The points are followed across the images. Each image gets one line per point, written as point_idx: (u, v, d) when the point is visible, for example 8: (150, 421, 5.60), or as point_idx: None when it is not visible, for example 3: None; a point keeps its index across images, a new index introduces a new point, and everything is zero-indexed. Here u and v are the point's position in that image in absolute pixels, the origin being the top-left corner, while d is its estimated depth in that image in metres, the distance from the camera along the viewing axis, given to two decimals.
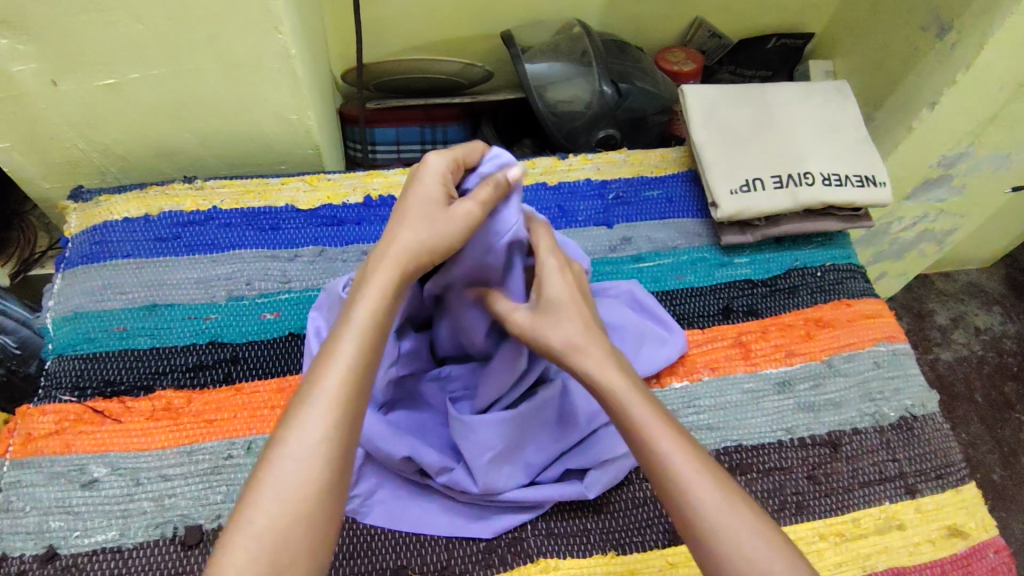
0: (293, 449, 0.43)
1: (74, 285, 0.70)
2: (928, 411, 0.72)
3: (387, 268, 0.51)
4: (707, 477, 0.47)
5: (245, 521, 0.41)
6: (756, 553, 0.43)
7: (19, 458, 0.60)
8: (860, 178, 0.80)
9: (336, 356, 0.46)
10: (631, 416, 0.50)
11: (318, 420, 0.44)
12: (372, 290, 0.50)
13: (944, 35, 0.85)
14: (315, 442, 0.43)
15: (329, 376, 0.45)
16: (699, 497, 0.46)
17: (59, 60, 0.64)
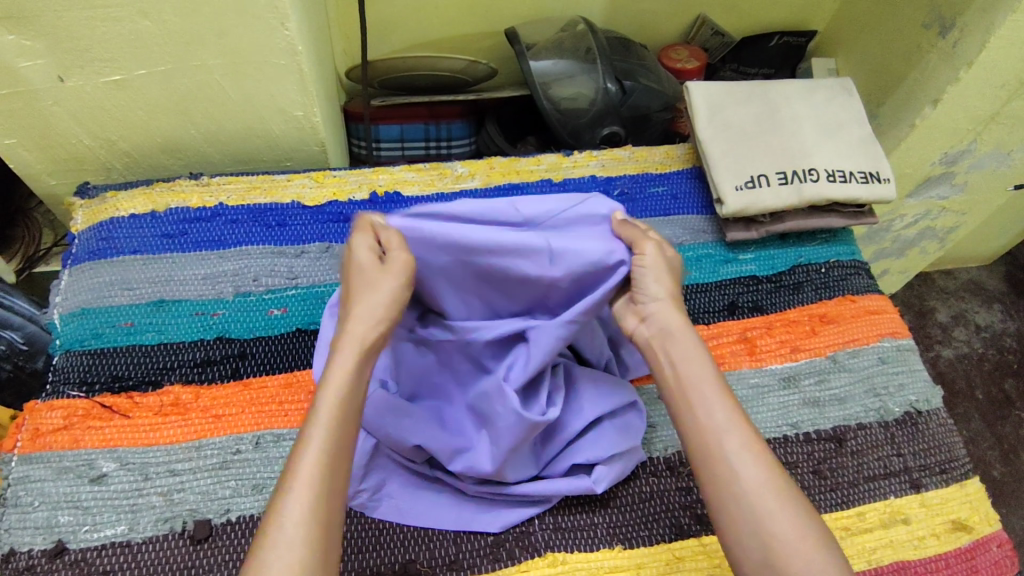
0: (284, 531, 0.42)
1: (81, 281, 0.70)
2: (932, 407, 0.72)
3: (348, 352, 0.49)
4: (750, 452, 0.48)
5: (278, 525, 0.42)
6: (790, 524, 0.45)
7: (27, 452, 0.61)
8: (865, 175, 0.80)
9: (312, 440, 0.45)
10: (696, 373, 0.52)
11: (298, 502, 0.43)
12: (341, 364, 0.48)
13: (947, 32, 0.85)
14: (304, 522, 0.42)
15: (311, 457, 0.44)
16: (744, 460, 0.48)
17: (65, 57, 0.64)
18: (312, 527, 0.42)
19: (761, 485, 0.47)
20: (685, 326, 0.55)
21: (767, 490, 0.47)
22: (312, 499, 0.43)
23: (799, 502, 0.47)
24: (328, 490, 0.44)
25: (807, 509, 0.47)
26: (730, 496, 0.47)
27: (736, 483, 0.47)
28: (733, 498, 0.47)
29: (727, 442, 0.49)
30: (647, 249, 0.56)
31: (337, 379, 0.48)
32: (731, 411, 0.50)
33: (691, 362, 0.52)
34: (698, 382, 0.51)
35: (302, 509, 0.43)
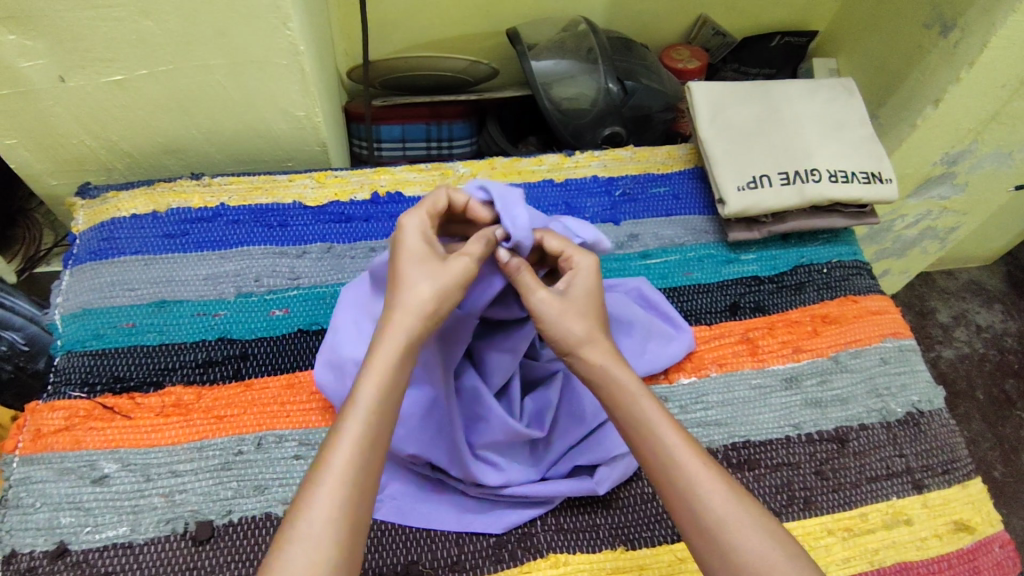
0: (309, 530, 0.41)
1: (82, 282, 0.70)
2: (934, 407, 0.72)
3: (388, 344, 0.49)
4: (714, 481, 0.47)
5: (302, 526, 0.42)
6: (764, 551, 0.44)
7: (29, 453, 0.60)
8: (867, 175, 0.80)
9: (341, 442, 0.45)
10: (639, 413, 0.51)
11: (328, 501, 0.42)
12: (377, 363, 0.48)
13: (949, 32, 0.85)
14: (327, 520, 0.42)
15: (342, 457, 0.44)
16: (707, 493, 0.47)
17: (66, 57, 0.64)
18: (337, 524, 0.42)
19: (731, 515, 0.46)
20: (619, 361, 0.54)
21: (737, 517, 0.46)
22: (337, 497, 0.43)
23: (772, 524, 0.46)
24: (353, 489, 0.43)
25: (779, 528, 0.46)
26: (702, 536, 0.46)
27: (705, 519, 0.46)
28: (707, 536, 0.46)
29: (685, 480, 0.47)
30: (539, 297, 0.54)
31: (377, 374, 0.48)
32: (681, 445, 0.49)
33: (635, 401, 0.51)
34: (642, 422, 0.50)
35: (329, 505, 0.42)
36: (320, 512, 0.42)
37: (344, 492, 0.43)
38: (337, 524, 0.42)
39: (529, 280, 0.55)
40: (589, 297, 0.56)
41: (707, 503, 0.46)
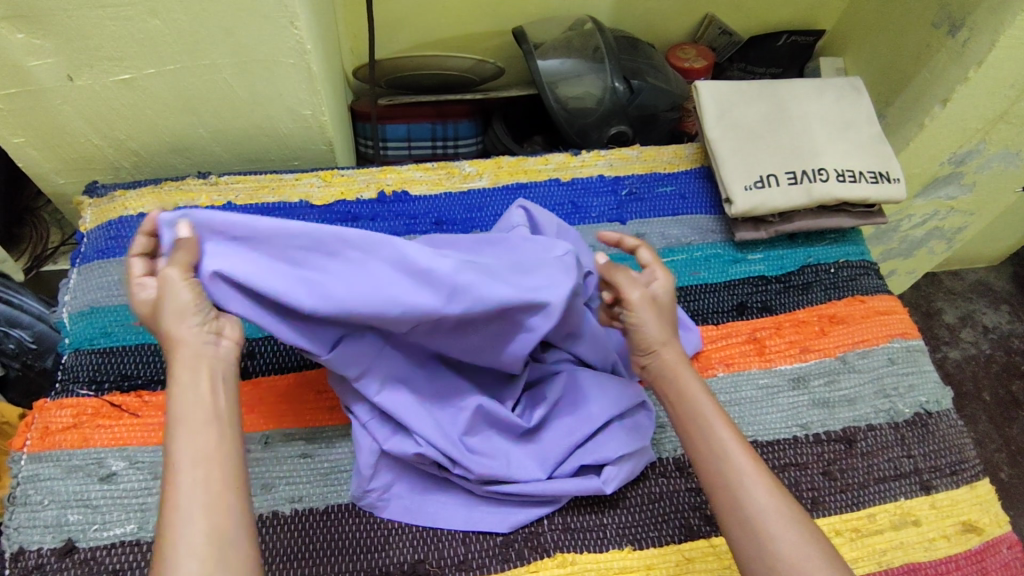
0: (183, 542, 0.41)
1: (90, 280, 0.71)
2: (943, 408, 0.72)
3: (181, 380, 0.47)
4: (756, 478, 0.50)
5: (180, 545, 0.41)
6: (798, 546, 0.47)
7: (37, 451, 0.61)
8: (874, 175, 0.80)
9: (179, 471, 0.43)
10: (698, 408, 0.55)
11: (194, 518, 0.42)
12: (180, 394, 0.46)
13: (957, 32, 0.85)
14: (201, 533, 0.41)
15: (183, 476, 0.43)
16: (751, 485, 0.50)
17: (76, 57, 0.64)
18: (214, 532, 0.42)
19: (771, 507, 0.49)
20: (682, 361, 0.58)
21: (773, 511, 0.48)
22: (203, 516, 0.42)
23: (806, 521, 0.48)
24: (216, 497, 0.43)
25: (817, 530, 0.48)
26: (741, 526, 0.49)
27: (745, 509, 0.49)
28: (744, 524, 0.49)
29: (733, 470, 0.51)
30: (635, 300, 0.58)
31: (182, 398, 0.46)
32: (732, 441, 0.52)
33: (694, 397, 0.55)
34: (699, 417, 0.54)
35: (199, 525, 0.42)
36: (190, 533, 0.41)
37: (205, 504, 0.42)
38: (220, 535, 0.42)
39: (624, 280, 0.59)
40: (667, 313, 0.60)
41: (749, 493, 0.49)
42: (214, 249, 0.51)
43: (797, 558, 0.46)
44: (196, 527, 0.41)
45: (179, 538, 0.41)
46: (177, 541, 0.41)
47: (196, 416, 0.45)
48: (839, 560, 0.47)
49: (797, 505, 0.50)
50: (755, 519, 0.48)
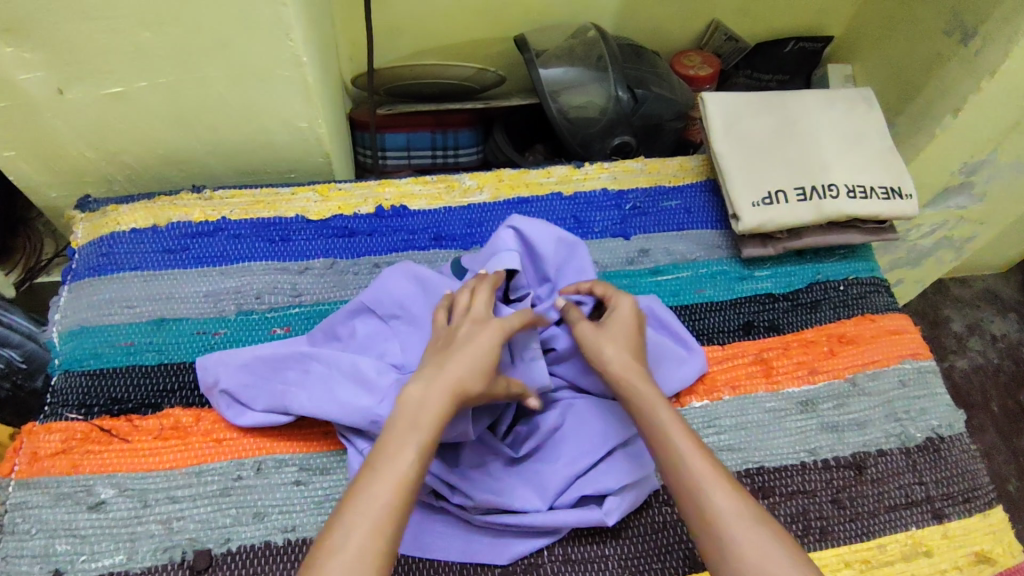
0: (350, 541, 0.44)
1: (80, 298, 0.69)
2: (955, 432, 0.70)
3: (433, 397, 0.51)
4: (720, 483, 0.49)
5: (339, 543, 0.44)
6: (764, 548, 0.46)
7: (24, 478, 0.59)
8: (886, 190, 0.78)
9: (382, 476, 0.47)
10: (653, 417, 0.54)
11: (360, 528, 0.44)
12: (426, 408, 0.50)
13: (970, 40, 0.83)
14: (364, 543, 0.44)
15: (381, 480, 0.46)
16: (710, 490, 0.49)
17: (66, 69, 0.63)
18: (378, 546, 0.44)
19: (731, 510, 0.48)
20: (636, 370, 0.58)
21: (734, 514, 0.47)
22: (371, 535, 0.44)
23: (768, 523, 0.47)
24: (391, 521, 0.45)
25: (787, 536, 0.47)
26: (706, 531, 0.48)
27: (708, 513, 0.48)
28: (710, 531, 0.48)
29: (694, 475, 0.50)
30: (581, 328, 0.61)
31: (421, 416, 0.50)
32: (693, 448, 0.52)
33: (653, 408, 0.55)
34: (660, 428, 0.53)
35: (364, 533, 0.44)
36: (357, 547, 0.43)
37: (384, 529, 0.45)
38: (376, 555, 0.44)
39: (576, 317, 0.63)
40: (629, 337, 0.60)
41: (708, 496, 0.48)
42: (218, 391, 0.62)
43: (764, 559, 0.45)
44: (366, 537, 0.44)
45: (351, 536, 0.44)
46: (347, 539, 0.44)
47: (426, 441, 0.49)
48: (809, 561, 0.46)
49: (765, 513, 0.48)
50: (717, 524, 0.47)
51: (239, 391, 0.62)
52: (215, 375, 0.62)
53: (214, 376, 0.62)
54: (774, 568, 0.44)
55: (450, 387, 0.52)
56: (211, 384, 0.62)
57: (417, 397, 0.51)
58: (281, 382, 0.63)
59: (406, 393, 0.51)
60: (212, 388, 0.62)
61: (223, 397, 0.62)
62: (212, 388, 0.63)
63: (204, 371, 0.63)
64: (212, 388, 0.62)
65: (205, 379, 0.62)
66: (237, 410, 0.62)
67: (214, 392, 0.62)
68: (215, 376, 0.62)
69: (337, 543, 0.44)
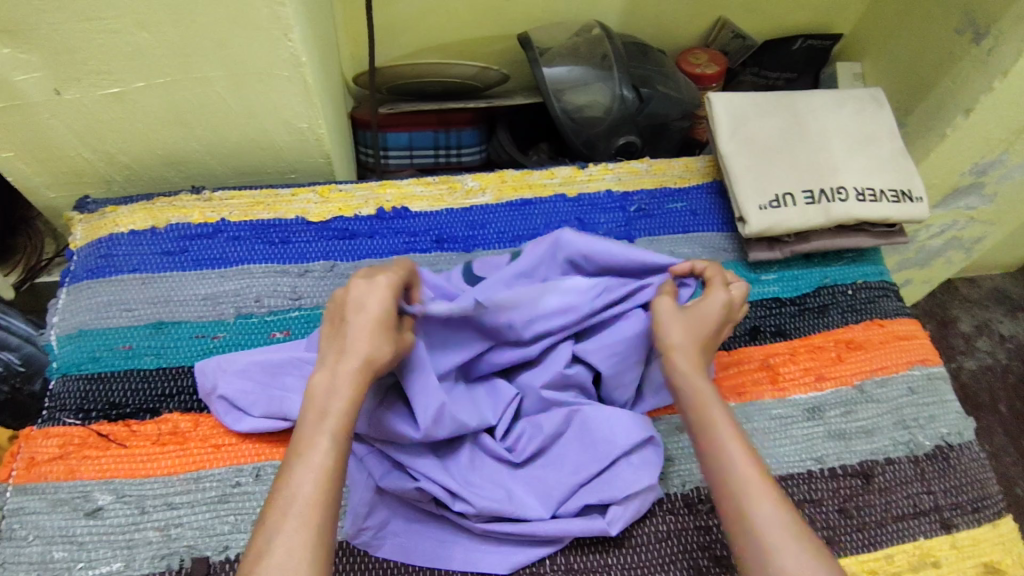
0: (282, 538, 0.43)
1: (78, 301, 0.68)
2: (965, 440, 0.69)
3: (341, 382, 0.50)
4: (767, 492, 0.49)
5: (269, 542, 0.43)
6: (804, 562, 0.46)
7: (22, 483, 0.59)
8: (896, 193, 0.76)
9: (304, 470, 0.46)
10: (705, 415, 0.54)
11: (293, 524, 0.44)
12: (334, 394, 0.50)
13: (982, 39, 0.82)
14: (299, 539, 0.43)
15: (304, 472, 0.46)
16: (756, 496, 0.49)
17: (62, 70, 0.62)
18: (312, 539, 0.43)
19: (776, 520, 0.48)
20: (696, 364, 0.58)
21: (773, 521, 0.48)
22: (300, 531, 0.44)
23: (812, 538, 0.47)
24: (321, 513, 0.45)
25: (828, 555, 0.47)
26: (743, 537, 0.48)
27: (749, 520, 0.48)
28: (749, 538, 0.48)
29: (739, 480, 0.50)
30: (662, 307, 0.60)
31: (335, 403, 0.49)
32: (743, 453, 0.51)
33: (706, 406, 0.54)
34: (712, 427, 0.53)
35: (296, 529, 0.44)
36: (286, 544, 0.43)
37: (314, 522, 0.44)
38: (309, 547, 0.43)
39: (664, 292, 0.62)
40: (709, 325, 0.60)
41: (753, 503, 0.48)
42: (214, 397, 0.62)
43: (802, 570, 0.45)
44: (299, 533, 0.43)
45: (279, 533, 0.43)
46: (275, 537, 0.43)
47: (338, 427, 0.48)
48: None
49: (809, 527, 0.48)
50: (756, 529, 0.48)
51: (230, 396, 0.61)
52: (208, 380, 0.62)
53: (209, 382, 0.62)
54: None
55: (355, 370, 0.50)
56: (208, 389, 0.62)
57: (322, 385, 0.50)
58: (279, 389, 0.62)
59: (311, 383, 0.51)
60: (209, 395, 0.62)
61: (220, 402, 0.62)
62: (209, 395, 0.62)
63: (201, 377, 0.63)
64: (208, 395, 0.62)
65: (201, 384, 0.62)
66: (235, 417, 0.62)
67: (211, 398, 0.62)
68: (209, 381, 0.62)
69: (267, 542, 0.43)
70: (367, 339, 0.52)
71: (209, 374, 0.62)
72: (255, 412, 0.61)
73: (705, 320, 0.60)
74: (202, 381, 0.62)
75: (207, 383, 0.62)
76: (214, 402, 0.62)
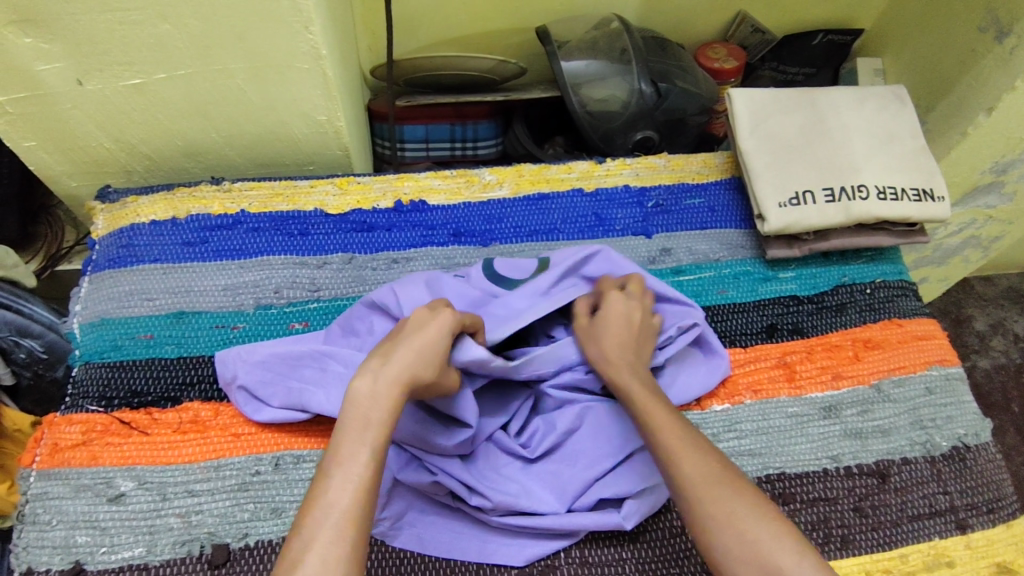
0: (317, 555, 0.42)
1: (100, 290, 0.69)
2: (982, 441, 0.68)
3: (385, 395, 0.48)
4: (691, 449, 0.51)
5: (300, 561, 0.42)
6: (730, 509, 0.47)
7: (46, 468, 0.59)
8: (917, 192, 0.76)
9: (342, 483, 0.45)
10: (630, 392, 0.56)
11: (327, 541, 0.43)
12: (374, 410, 0.48)
13: (1005, 38, 0.81)
14: (336, 559, 0.42)
15: (342, 486, 0.45)
16: (679, 455, 0.50)
17: (86, 61, 0.62)
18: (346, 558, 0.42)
19: (699, 473, 0.49)
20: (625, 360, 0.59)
21: (693, 471, 0.49)
22: (336, 547, 0.42)
23: (738, 485, 0.48)
24: (357, 532, 0.44)
25: (763, 503, 0.48)
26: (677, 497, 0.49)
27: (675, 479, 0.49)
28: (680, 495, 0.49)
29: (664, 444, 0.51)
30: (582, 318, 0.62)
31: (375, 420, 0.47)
32: (668, 420, 0.53)
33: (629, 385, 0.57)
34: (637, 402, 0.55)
35: (331, 546, 0.42)
36: (320, 559, 0.42)
37: (351, 536, 0.43)
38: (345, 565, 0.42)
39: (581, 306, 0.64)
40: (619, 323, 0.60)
41: (677, 462, 0.50)
42: (234, 387, 0.62)
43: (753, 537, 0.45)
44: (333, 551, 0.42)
45: (311, 550, 0.42)
46: (308, 554, 0.42)
47: (380, 441, 0.47)
48: (797, 535, 0.46)
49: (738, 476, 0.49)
50: (683, 484, 0.49)
51: (251, 386, 0.62)
52: (229, 369, 0.63)
53: (229, 372, 0.63)
54: (744, 529, 0.46)
55: (401, 385, 0.49)
56: (228, 378, 0.63)
57: (366, 393, 0.48)
58: (298, 380, 0.62)
59: (354, 389, 0.49)
60: (228, 385, 0.63)
61: (241, 393, 0.62)
62: (229, 385, 0.63)
63: (221, 365, 0.63)
64: (228, 384, 0.63)
65: (221, 371, 0.63)
66: (252, 407, 0.62)
67: (230, 388, 0.63)
68: (230, 371, 0.63)
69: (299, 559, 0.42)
70: (417, 356, 0.51)
71: (228, 364, 0.63)
72: (274, 403, 0.62)
73: (609, 327, 0.60)
74: (223, 372, 0.63)
75: (227, 372, 0.63)
76: (233, 392, 0.63)
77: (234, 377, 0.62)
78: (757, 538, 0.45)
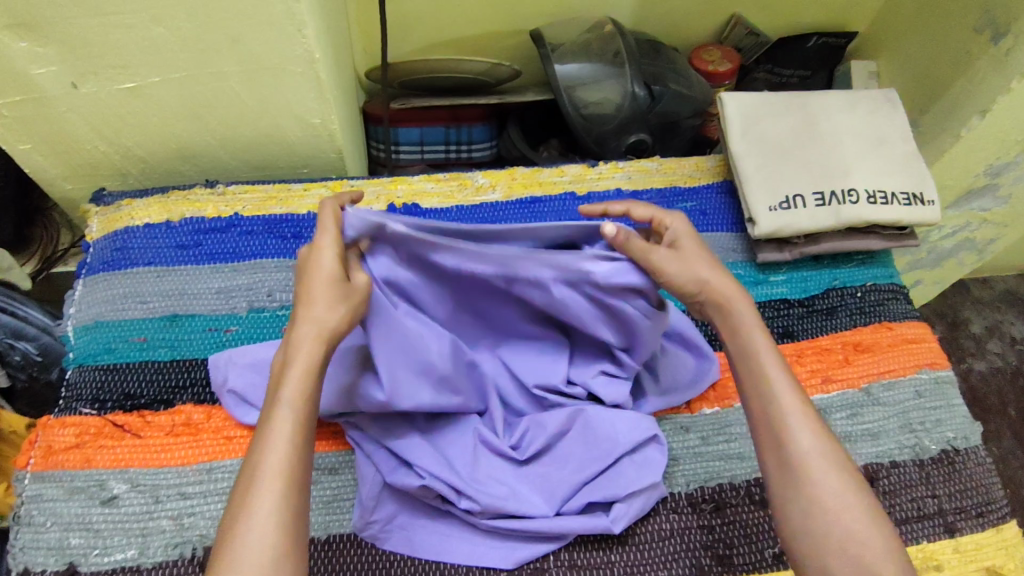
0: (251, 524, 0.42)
1: (95, 292, 0.69)
2: (971, 444, 0.69)
3: (300, 358, 0.48)
4: (806, 425, 0.51)
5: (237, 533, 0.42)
6: (836, 492, 0.49)
7: (40, 471, 0.60)
8: (908, 197, 0.76)
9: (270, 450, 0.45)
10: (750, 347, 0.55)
11: (260, 511, 0.43)
12: (292, 373, 0.47)
13: (1000, 40, 0.81)
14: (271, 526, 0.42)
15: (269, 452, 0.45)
16: (796, 425, 0.51)
17: (81, 65, 0.63)
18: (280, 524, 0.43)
19: (814, 450, 0.50)
20: (739, 300, 0.56)
21: (808, 448, 0.50)
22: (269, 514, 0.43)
23: (847, 469, 0.50)
24: (290, 498, 0.44)
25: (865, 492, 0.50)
26: (782, 464, 0.51)
27: (788, 449, 0.51)
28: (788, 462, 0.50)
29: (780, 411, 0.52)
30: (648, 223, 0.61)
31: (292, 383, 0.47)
32: (787, 385, 0.53)
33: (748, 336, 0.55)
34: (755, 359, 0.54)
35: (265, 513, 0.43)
36: (253, 528, 0.42)
37: (280, 499, 0.43)
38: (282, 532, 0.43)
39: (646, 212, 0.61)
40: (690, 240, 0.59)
41: (793, 434, 0.51)
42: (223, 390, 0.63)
43: (854, 527, 0.48)
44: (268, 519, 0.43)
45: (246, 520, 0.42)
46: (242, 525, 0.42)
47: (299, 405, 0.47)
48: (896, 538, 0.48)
49: (847, 459, 0.51)
50: (796, 456, 0.50)
51: (239, 390, 0.62)
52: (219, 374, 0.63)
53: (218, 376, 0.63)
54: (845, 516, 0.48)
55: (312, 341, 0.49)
56: (217, 381, 0.63)
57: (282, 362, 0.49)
58: None
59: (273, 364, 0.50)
60: (218, 388, 0.63)
61: (230, 396, 0.63)
62: (218, 388, 0.63)
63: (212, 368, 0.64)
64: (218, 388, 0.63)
65: (212, 375, 0.64)
66: (240, 411, 0.63)
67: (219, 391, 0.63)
68: (219, 376, 0.63)
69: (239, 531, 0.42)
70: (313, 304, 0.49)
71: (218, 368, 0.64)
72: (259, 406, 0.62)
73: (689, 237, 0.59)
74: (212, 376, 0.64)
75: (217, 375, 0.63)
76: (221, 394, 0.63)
77: (222, 381, 0.63)
78: (863, 537, 0.47)
